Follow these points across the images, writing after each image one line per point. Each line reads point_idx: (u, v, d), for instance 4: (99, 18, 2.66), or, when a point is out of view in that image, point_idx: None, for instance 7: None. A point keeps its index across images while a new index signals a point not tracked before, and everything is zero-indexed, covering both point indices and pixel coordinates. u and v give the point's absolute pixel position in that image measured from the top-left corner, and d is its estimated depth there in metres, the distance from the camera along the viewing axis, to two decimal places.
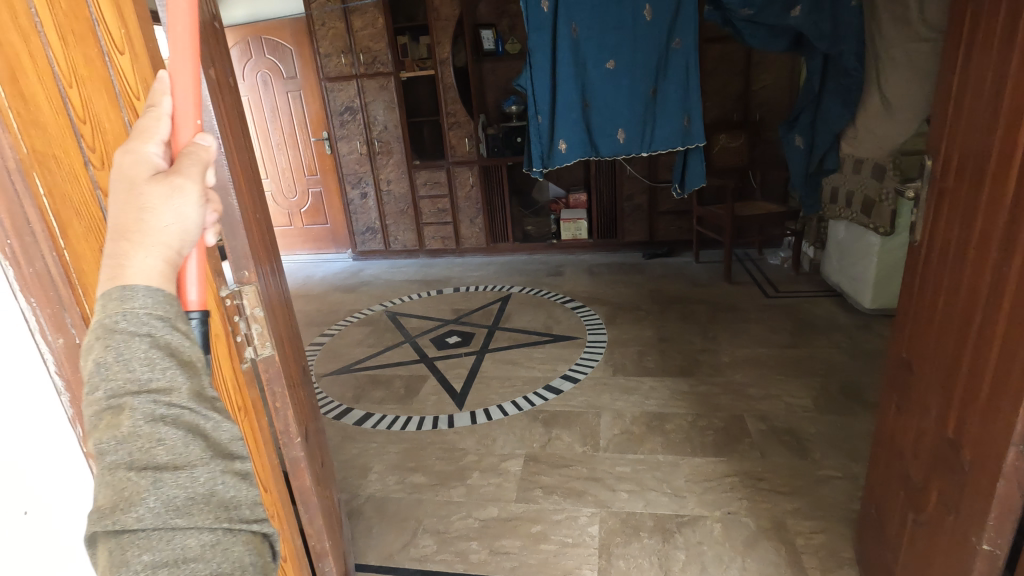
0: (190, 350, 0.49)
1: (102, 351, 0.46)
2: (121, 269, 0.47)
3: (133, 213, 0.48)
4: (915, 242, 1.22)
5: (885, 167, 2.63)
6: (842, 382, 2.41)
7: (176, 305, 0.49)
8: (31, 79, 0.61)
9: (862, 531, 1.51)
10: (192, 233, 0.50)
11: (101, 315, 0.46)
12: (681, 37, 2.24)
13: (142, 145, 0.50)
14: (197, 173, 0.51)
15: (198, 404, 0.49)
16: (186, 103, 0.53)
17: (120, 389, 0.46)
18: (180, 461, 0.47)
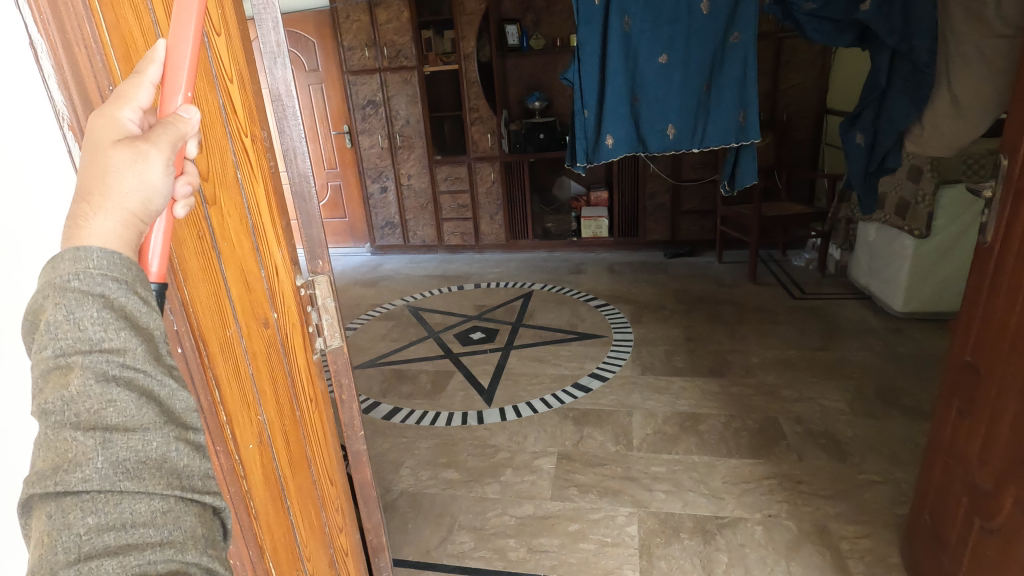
0: (149, 320, 0.45)
1: (52, 313, 0.41)
2: (79, 233, 0.43)
3: (96, 175, 0.44)
4: (985, 243, 1.19)
5: (922, 168, 2.72)
6: (877, 386, 2.38)
7: (136, 272, 0.45)
8: (141, 55, 0.63)
9: (912, 537, 1.49)
10: (157, 203, 0.47)
11: (51, 275, 0.42)
12: (740, 31, 2.23)
13: (115, 109, 0.47)
14: (169, 141, 0.48)
15: (155, 366, 0.44)
16: (179, 75, 0.52)
17: (69, 348, 0.41)
18: (134, 422, 0.41)
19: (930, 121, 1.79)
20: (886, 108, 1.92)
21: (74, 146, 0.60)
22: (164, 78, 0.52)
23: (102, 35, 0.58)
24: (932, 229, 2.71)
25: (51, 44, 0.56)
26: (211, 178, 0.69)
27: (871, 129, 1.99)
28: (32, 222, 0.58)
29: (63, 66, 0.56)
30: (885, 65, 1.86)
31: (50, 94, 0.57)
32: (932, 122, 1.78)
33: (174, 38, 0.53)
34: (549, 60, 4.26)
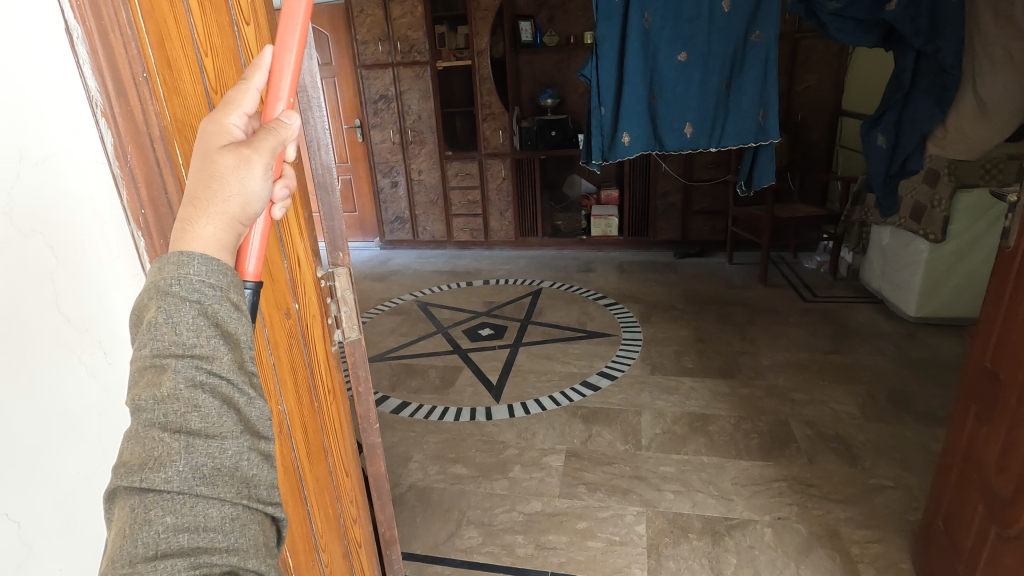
0: (237, 326, 0.46)
1: (154, 315, 0.43)
2: (185, 236, 0.45)
3: (203, 180, 0.45)
4: (1007, 248, 1.18)
5: (940, 172, 2.69)
6: (889, 391, 2.36)
7: (233, 279, 0.46)
8: (175, 46, 0.64)
9: (924, 543, 1.47)
10: (255, 206, 0.48)
11: (156, 278, 0.43)
12: (762, 29, 2.19)
13: (225, 116, 0.49)
14: (270, 148, 0.48)
15: (239, 375, 0.45)
16: (281, 80, 0.53)
17: (165, 349, 0.43)
18: (215, 429, 0.42)
19: (953, 125, 1.90)
20: (908, 109, 1.96)
21: (106, 133, 0.61)
22: (268, 83, 0.54)
23: (138, 22, 0.60)
24: (947, 234, 2.68)
25: (87, 31, 0.57)
26: None
27: (893, 130, 2.01)
28: (77, 211, 0.59)
29: (98, 54, 0.58)
30: (909, 66, 1.87)
31: (85, 81, 0.58)
32: (955, 126, 1.90)
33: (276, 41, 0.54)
34: (563, 58, 4.25)
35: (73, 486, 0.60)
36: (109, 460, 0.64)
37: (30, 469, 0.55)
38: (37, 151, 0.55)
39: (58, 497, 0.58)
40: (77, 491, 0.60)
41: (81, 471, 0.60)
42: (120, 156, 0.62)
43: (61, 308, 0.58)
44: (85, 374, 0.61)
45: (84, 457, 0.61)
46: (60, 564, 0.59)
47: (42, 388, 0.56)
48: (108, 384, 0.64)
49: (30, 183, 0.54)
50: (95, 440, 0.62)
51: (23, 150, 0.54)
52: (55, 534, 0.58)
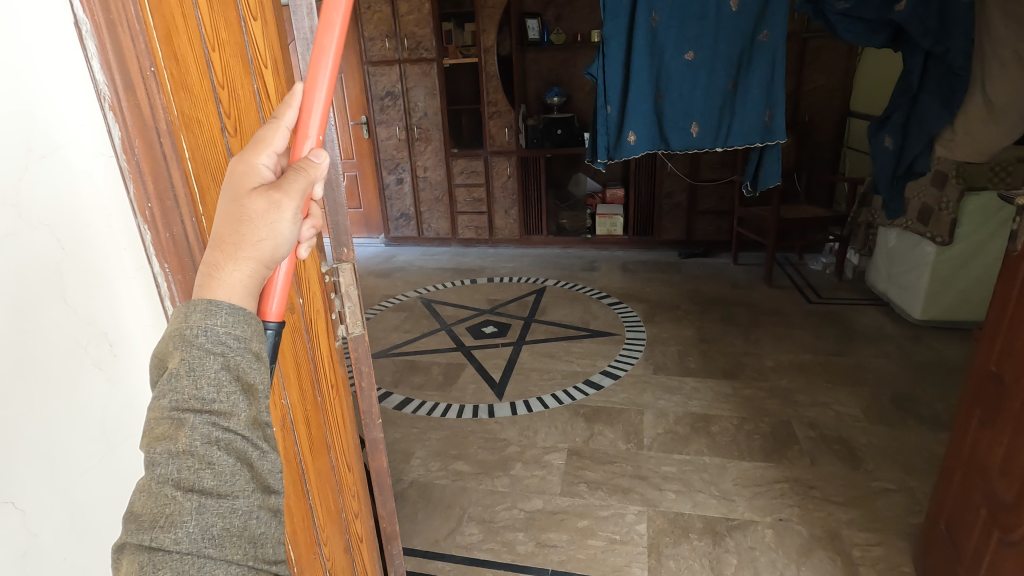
0: (256, 377, 0.47)
1: (176, 363, 0.44)
2: (211, 281, 0.46)
3: (232, 226, 0.46)
4: (1014, 251, 1.18)
5: (947, 175, 2.67)
6: (894, 394, 2.35)
7: (256, 328, 0.47)
8: (183, 41, 0.64)
9: (926, 547, 1.47)
10: (284, 250, 0.48)
11: (182, 327, 0.45)
12: (769, 29, 2.18)
13: (255, 155, 0.49)
14: (300, 190, 0.48)
15: (255, 431, 0.46)
16: (311, 119, 0.53)
17: (184, 403, 0.44)
18: (227, 488, 0.43)
19: (961, 126, 1.97)
20: (916, 111, 1.99)
21: (113, 125, 0.61)
22: (297, 122, 0.54)
23: (146, 16, 0.60)
24: (954, 236, 2.67)
25: (95, 24, 0.57)
26: None
27: (900, 132, 2.05)
28: (82, 207, 0.59)
29: (106, 46, 0.58)
30: (917, 67, 1.88)
31: (92, 74, 0.59)
32: (963, 126, 1.96)
33: (309, 80, 0.53)
34: (570, 55, 4.24)
35: (78, 475, 0.60)
36: (113, 451, 0.64)
37: (35, 457, 0.56)
38: (45, 144, 0.56)
39: (61, 488, 0.58)
40: (79, 482, 0.60)
41: (85, 461, 0.61)
42: (126, 149, 0.62)
43: (67, 301, 0.59)
44: (91, 366, 0.62)
45: (88, 448, 0.61)
46: (65, 553, 0.59)
47: (49, 377, 0.57)
48: (113, 376, 0.64)
49: (40, 175, 0.55)
50: (98, 430, 0.62)
51: (31, 143, 0.54)
52: (60, 522, 0.58)
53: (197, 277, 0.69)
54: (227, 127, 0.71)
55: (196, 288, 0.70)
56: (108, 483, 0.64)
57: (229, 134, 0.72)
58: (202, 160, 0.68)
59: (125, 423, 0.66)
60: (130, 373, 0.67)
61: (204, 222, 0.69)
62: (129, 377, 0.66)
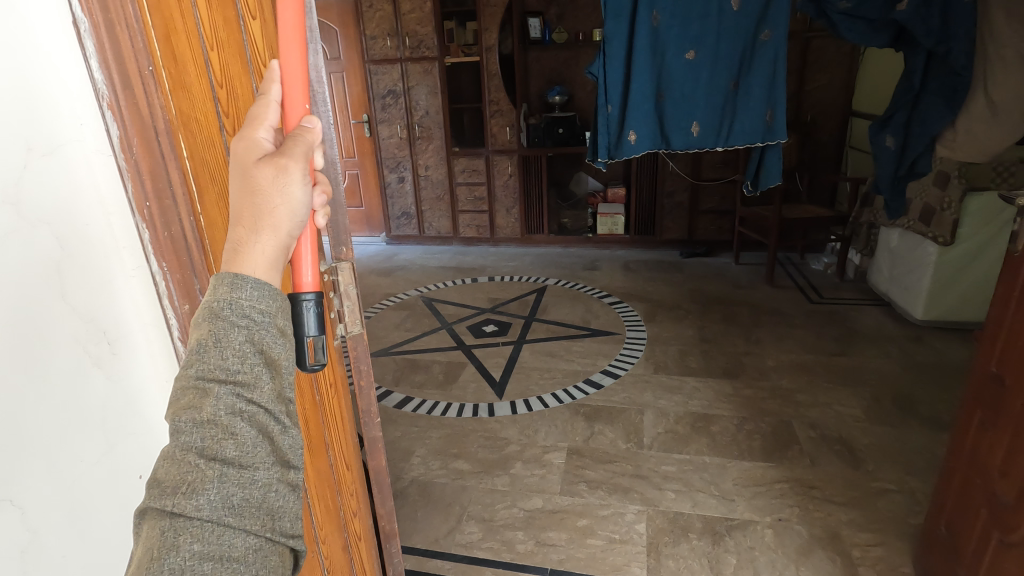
0: (280, 351, 0.47)
1: (204, 334, 0.45)
2: (237, 256, 0.47)
3: (246, 199, 0.48)
4: (1015, 252, 1.17)
5: (949, 175, 2.66)
6: (895, 395, 2.34)
7: (281, 304, 0.48)
8: (181, 40, 0.64)
9: (925, 548, 1.47)
10: (300, 214, 0.50)
11: (209, 299, 0.45)
12: (771, 28, 2.17)
13: (252, 132, 0.52)
14: (302, 154, 0.51)
15: (277, 405, 0.46)
16: (295, 86, 0.56)
17: (209, 374, 0.44)
18: (248, 460, 0.44)
19: (963, 126, 1.95)
20: (917, 112, 2.02)
21: (112, 124, 0.61)
22: (283, 95, 0.57)
23: (145, 16, 0.60)
24: (956, 237, 2.66)
25: (93, 23, 0.57)
26: None
27: (901, 132, 2.08)
28: (81, 206, 0.60)
29: (104, 46, 0.58)
30: (919, 67, 1.91)
31: (91, 72, 0.59)
32: (965, 126, 1.95)
33: (282, 53, 0.57)
34: (572, 55, 4.24)
35: (79, 473, 0.61)
36: (112, 449, 0.64)
37: (34, 456, 0.56)
38: (45, 143, 0.56)
39: (63, 487, 0.59)
40: (79, 480, 0.61)
41: (86, 459, 0.61)
42: (125, 148, 0.62)
43: (67, 300, 0.59)
44: (90, 364, 0.62)
45: (87, 446, 0.61)
46: (65, 551, 0.60)
47: (51, 375, 0.57)
48: (113, 374, 0.65)
49: (40, 174, 0.55)
50: (99, 429, 0.63)
51: (30, 142, 0.54)
52: (59, 522, 0.59)
53: (195, 276, 0.70)
54: (225, 127, 0.71)
55: (195, 286, 0.70)
56: (107, 481, 0.64)
57: (228, 134, 0.72)
58: (201, 159, 0.69)
59: (125, 421, 0.66)
60: (130, 370, 0.67)
61: (202, 222, 0.70)
62: (130, 374, 0.67)
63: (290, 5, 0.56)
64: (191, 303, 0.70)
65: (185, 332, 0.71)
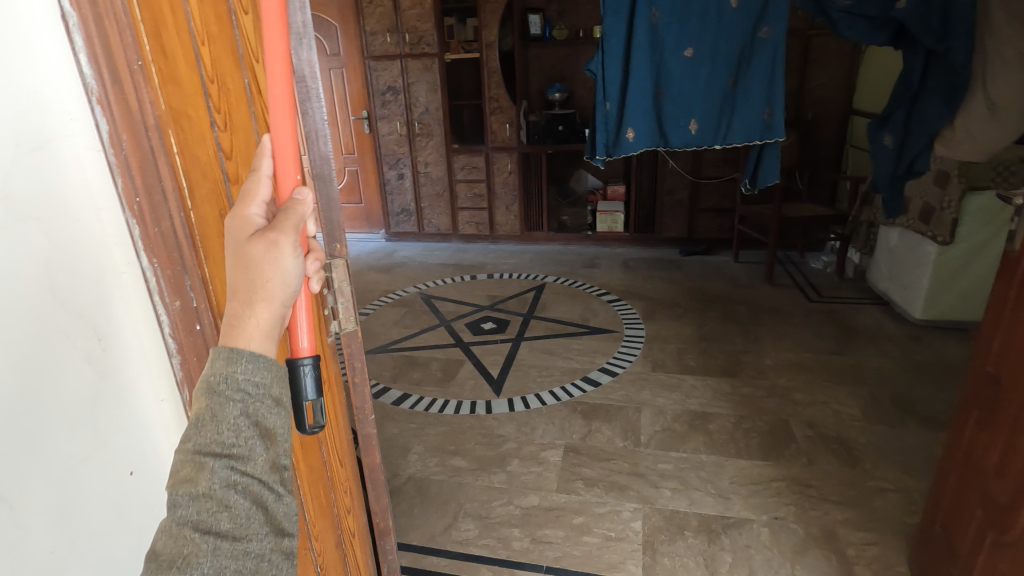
0: (274, 421, 0.50)
1: (202, 410, 0.48)
2: (234, 330, 0.50)
3: (242, 275, 0.51)
4: (1012, 252, 1.17)
5: (950, 174, 2.66)
6: (892, 394, 2.34)
7: (275, 374, 0.51)
8: (172, 36, 0.64)
9: (920, 547, 1.47)
10: (292, 284, 0.53)
11: (208, 374, 0.49)
12: (770, 26, 2.16)
13: (245, 209, 0.55)
14: (292, 227, 0.54)
15: (269, 475, 0.49)
16: (285, 158, 0.59)
17: (206, 447, 0.48)
18: (241, 531, 0.46)
19: (961, 125, 1.94)
20: (916, 109, 2.00)
21: (101, 119, 0.61)
22: (276, 168, 0.59)
23: (133, 10, 0.60)
24: (956, 236, 2.66)
25: (82, 16, 0.57)
26: (234, 157, 0.74)
27: (900, 130, 2.07)
28: (69, 200, 0.59)
29: (93, 39, 0.58)
30: (918, 65, 1.90)
31: (79, 65, 0.58)
32: (964, 126, 1.94)
33: (273, 129, 0.59)
34: (573, 52, 4.23)
35: (67, 470, 0.60)
36: (101, 446, 0.64)
37: (19, 451, 0.55)
38: (33, 137, 0.56)
39: (53, 481, 0.59)
40: (65, 476, 0.60)
41: (75, 455, 0.61)
42: (115, 142, 0.61)
43: (55, 294, 0.58)
44: (80, 360, 0.62)
45: (76, 440, 0.61)
46: (53, 547, 0.59)
47: (39, 371, 0.57)
48: (104, 371, 0.64)
49: (27, 168, 0.55)
50: (88, 424, 0.63)
51: (19, 137, 0.55)
52: (48, 516, 0.58)
53: (186, 273, 0.69)
54: (216, 122, 0.70)
55: (185, 283, 0.69)
56: (95, 476, 0.64)
57: (219, 129, 0.71)
58: (191, 153, 0.68)
59: (116, 417, 0.66)
60: (122, 369, 0.67)
61: (192, 218, 0.69)
62: (122, 373, 0.67)
63: (279, 83, 0.57)
64: (183, 299, 0.70)
65: (175, 329, 0.70)
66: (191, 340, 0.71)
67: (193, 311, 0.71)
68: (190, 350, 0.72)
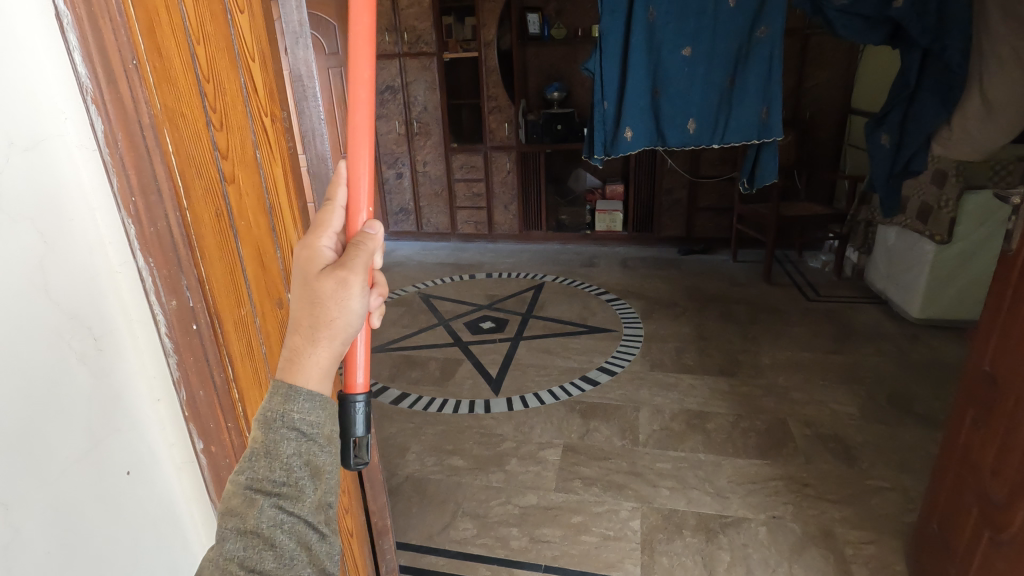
0: (325, 460, 0.49)
1: (258, 443, 0.48)
2: (294, 366, 0.49)
3: (307, 310, 0.48)
4: (1010, 251, 1.17)
5: (947, 172, 2.66)
6: (891, 393, 2.35)
7: (330, 413, 0.50)
8: (168, 36, 0.65)
9: (917, 546, 1.47)
10: (356, 324, 0.50)
11: (267, 408, 0.49)
12: (768, 24, 2.16)
13: (316, 239, 0.52)
14: (364, 264, 0.50)
15: (316, 516, 0.49)
16: (360, 190, 0.55)
17: (257, 483, 0.48)
18: (284, 572, 0.47)
19: (958, 124, 1.96)
20: (913, 109, 2.01)
21: (96, 119, 0.60)
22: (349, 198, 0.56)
23: (128, 10, 0.60)
24: (953, 235, 2.67)
25: (77, 17, 0.57)
26: (229, 157, 0.75)
27: (897, 130, 2.06)
28: (63, 200, 0.59)
29: (88, 39, 0.58)
30: (915, 65, 1.90)
31: (74, 66, 0.58)
32: (959, 125, 1.96)
33: (352, 158, 0.55)
34: (571, 50, 4.23)
35: (63, 469, 0.60)
36: (96, 446, 0.64)
37: (13, 451, 0.55)
38: (26, 138, 0.55)
39: (47, 482, 0.59)
40: (59, 476, 0.60)
41: (70, 455, 0.61)
42: (110, 143, 0.61)
43: (49, 294, 0.58)
44: (75, 359, 0.61)
45: (70, 441, 0.61)
46: (48, 548, 0.59)
47: (32, 371, 0.56)
48: (99, 371, 0.64)
49: (21, 168, 0.55)
50: (84, 424, 0.63)
51: (12, 137, 0.54)
52: (42, 516, 0.58)
53: (181, 272, 0.69)
54: (211, 121, 0.71)
55: (181, 282, 0.70)
56: (90, 477, 0.63)
57: (214, 128, 0.72)
58: (186, 153, 0.68)
59: (109, 417, 0.66)
60: (116, 368, 0.66)
61: (187, 217, 0.69)
62: (117, 373, 0.66)
63: (363, 107, 0.55)
64: (178, 298, 0.70)
65: (171, 329, 0.70)
66: (188, 339, 0.72)
67: (188, 310, 0.71)
68: (186, 349, 0.72)
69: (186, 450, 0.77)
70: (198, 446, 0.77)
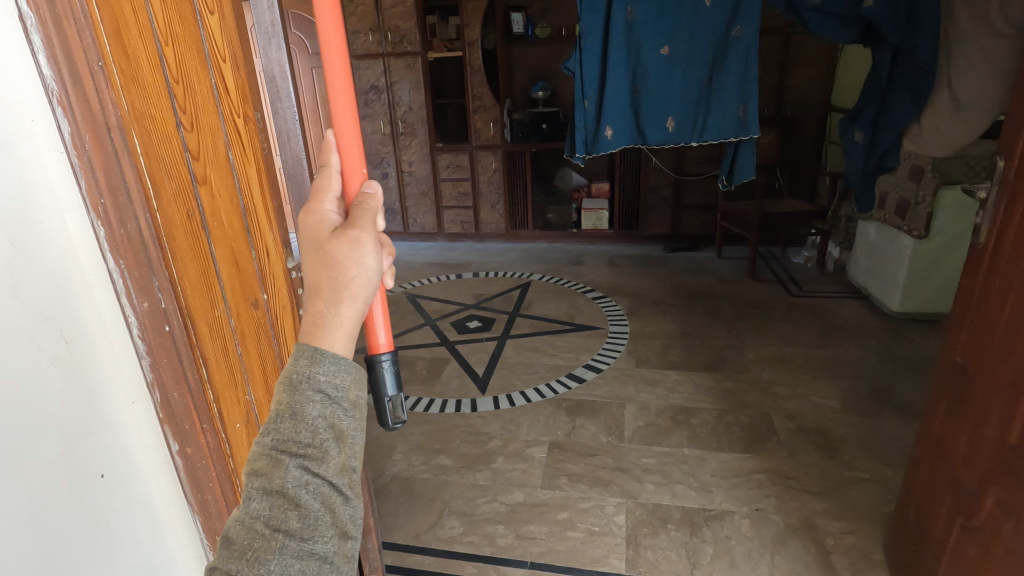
0: (349, 425, 0.51)
1: (283, 406, 0.50)
2: (317, 329, 0.50)
3: (325, 276, 0.50)
4: (977, 244, 1.19)
5: (924, 168, 2.71)
6: (873, 386, 2.38)
7: (354, 376, 0.51)
8: (134, 36, 0.65)
9: (896, 536, 1.49)
10: (374, 281, 0.51)
11: (291, 370, 0.50)
12: (743, 24, 2.19)
13: (321, 205, 0.53)
14: (371, 223, 0.52)
15: (340, 479, 0.50)
16: (353, 154, 0.57)
17: (284, 444, 0.49)
18: (309, 532, 0.48)
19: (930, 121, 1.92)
20: (885, 107, 2.10)
21: (62, 121, 0.60)
22: (343, 164, 0.57)
23: (92, 10, 0.60)
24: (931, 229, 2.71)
25: (40, 17, 0.57)
26: (201, 159, 0.75)
27: (870, 127, 2.18)
28: (31, 201, 0.59)
29: (52, 39, 0.57)
30: (885, 63, 2.00)
31: (40, 70, 0.58)
32: (931, 122, 1.93)
33: (335, 122, 0.57)
34: (556, 50, 4.24)
35: (36, 473, 0.60)
36: (69, 449, 0.64)
37: None
38: None
39: (19, 486, 0.58)
40: (31, 481, 0.59)
41: (42, 460, 0.60)
42: (77, 146, 0.62)
43: (19, 298, 0.57)
44: (48, 363, 0.61)
45: (42, 448, 0.60)
46: (21, 551, 0.59)
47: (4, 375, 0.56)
48: (71, 373, 0.64)
49: None
50: (57, 428, 0.62)
51: None
52: (13, 523, 0.58)
53: (153, 274, 0.69)
54: (182, 123, 0.72)
55: (153, 284, 0.70)
56: (64, 481, 0.63)
57: (185, 129, 0.73)
58: (156, 153, 0.69)
59: (83, 419, 0.65)
60: (89, 369, 0.66)
61: (158, 218, 0.69)
62: (91, 373, 0.66)
63: (338, 73, 0.57)
64: (150, 300, 0.70)
65: (144, 331, 0.70)
66: (161, 342, 0.72)
67: (161, 312, 0.71)
68: (159, 351, 0.72)
69: (162, 451, 0.76)
70: (174, 448, 0.77)
